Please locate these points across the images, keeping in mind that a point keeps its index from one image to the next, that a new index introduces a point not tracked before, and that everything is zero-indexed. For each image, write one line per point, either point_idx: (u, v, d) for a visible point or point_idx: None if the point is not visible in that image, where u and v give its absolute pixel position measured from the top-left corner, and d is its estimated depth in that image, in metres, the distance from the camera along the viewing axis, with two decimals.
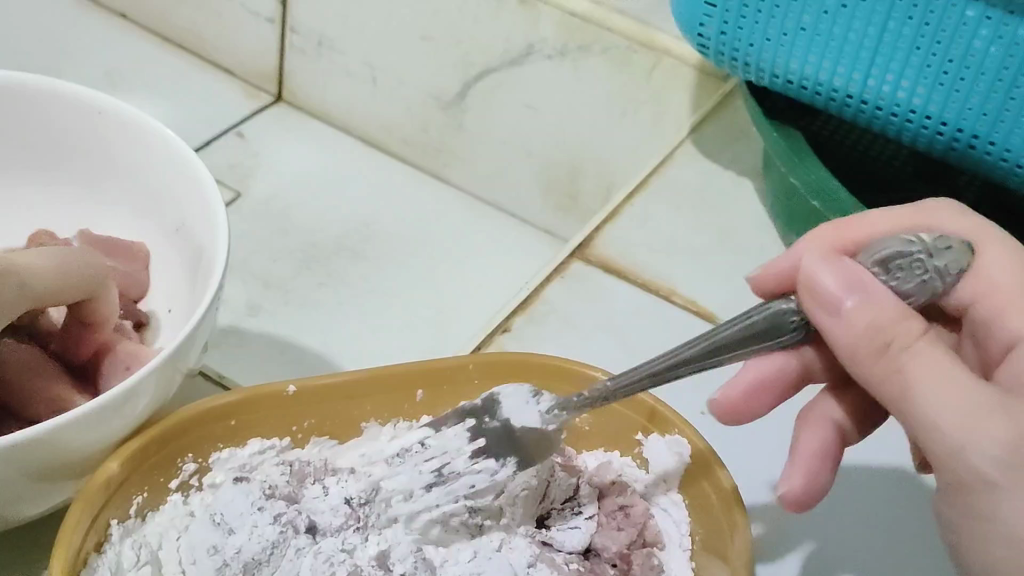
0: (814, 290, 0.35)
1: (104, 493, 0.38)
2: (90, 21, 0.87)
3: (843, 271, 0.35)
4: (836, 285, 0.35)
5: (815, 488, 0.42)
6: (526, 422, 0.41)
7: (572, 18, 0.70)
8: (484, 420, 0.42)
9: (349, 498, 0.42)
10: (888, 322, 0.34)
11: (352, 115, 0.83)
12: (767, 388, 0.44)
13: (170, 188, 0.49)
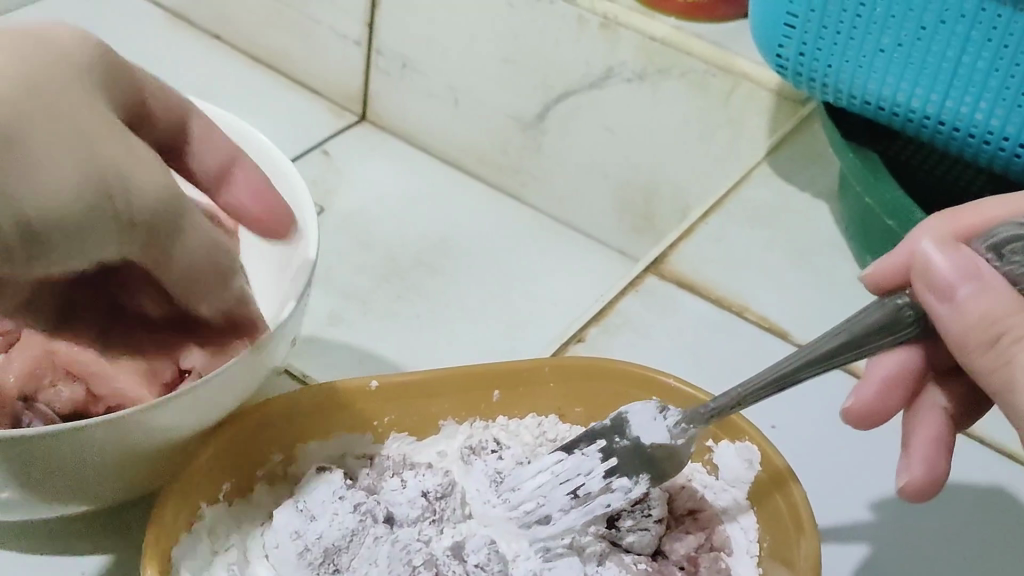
0: (929, 277, 0.36)
1: (191, 478, 0.39)
2: (188, 43, 0.91)
3: (958, 261, 0.35)
4: (951, 274, 0.35)
5: (935, 478, 0.42)
6: (655, 439, 0.43)
7: (653, 42, 0.71)
8: (614, 440, 0.43)
9: (426, 492, 0.44)
10: (1004, 312, 0.34)
11: (432, 135, 0.85)
12: (899, 384, 0.44)
13: (265, 190, 0.52)
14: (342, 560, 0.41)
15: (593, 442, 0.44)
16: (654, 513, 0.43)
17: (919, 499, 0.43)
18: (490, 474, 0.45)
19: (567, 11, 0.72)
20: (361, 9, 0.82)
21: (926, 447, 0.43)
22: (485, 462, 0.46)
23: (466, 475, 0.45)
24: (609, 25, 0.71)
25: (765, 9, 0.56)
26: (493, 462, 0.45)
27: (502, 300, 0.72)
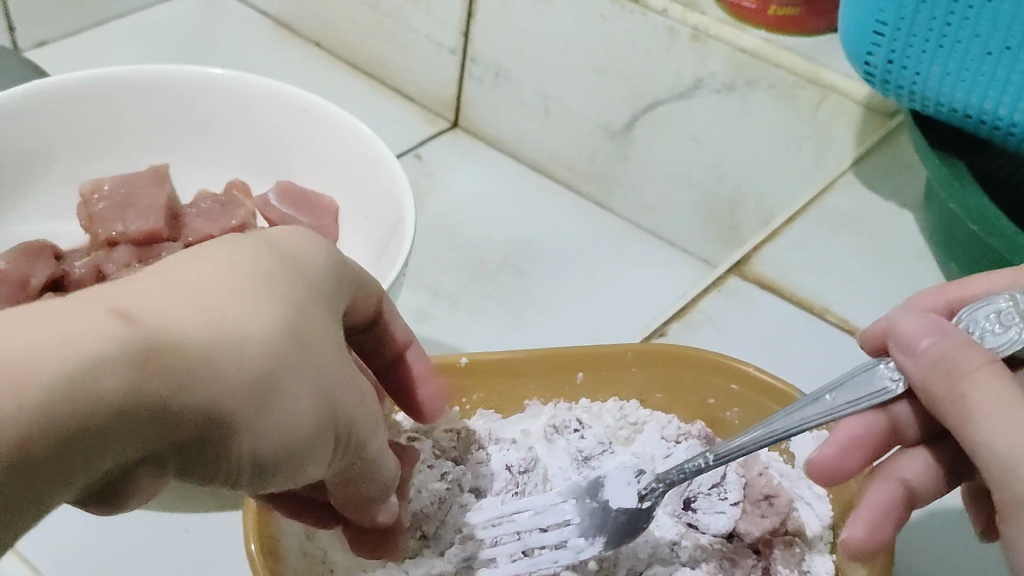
0: (898, 337, 0.37)
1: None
2: (293, 52, 0.95)
3: (925, 320, 0.37)
4: (916, 328, 0.36)
5: (878, 539, 0.41)
6: (624, 500, 0.45)
7: (741, 53, 0.69)
8: (587, 499, 0.46)
9: (509, 466, 0.49)
10: (952, 353, 0.35)
11: (521, 142, 0.87)
12: (860, 448, 0.44)
13: (366, 178, 0.56)
14: (430, 526, 0.46)
15: (574, 497, 0.46)
16: (728, 497, 0.47)
17: (857, 557, 0.41)
18: (571, 452, 0.49)
19: (658, 22, 0.70)
20: (455, 19, 0.83)
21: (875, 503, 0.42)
22: (567, 440, 0.50)
23: (549, 452, 0.50)
24: (699, 36, 0.69)
25: (854, 19, 0.57)
26: (574, 440, 0.50)
27: (586, 301, 0.73)
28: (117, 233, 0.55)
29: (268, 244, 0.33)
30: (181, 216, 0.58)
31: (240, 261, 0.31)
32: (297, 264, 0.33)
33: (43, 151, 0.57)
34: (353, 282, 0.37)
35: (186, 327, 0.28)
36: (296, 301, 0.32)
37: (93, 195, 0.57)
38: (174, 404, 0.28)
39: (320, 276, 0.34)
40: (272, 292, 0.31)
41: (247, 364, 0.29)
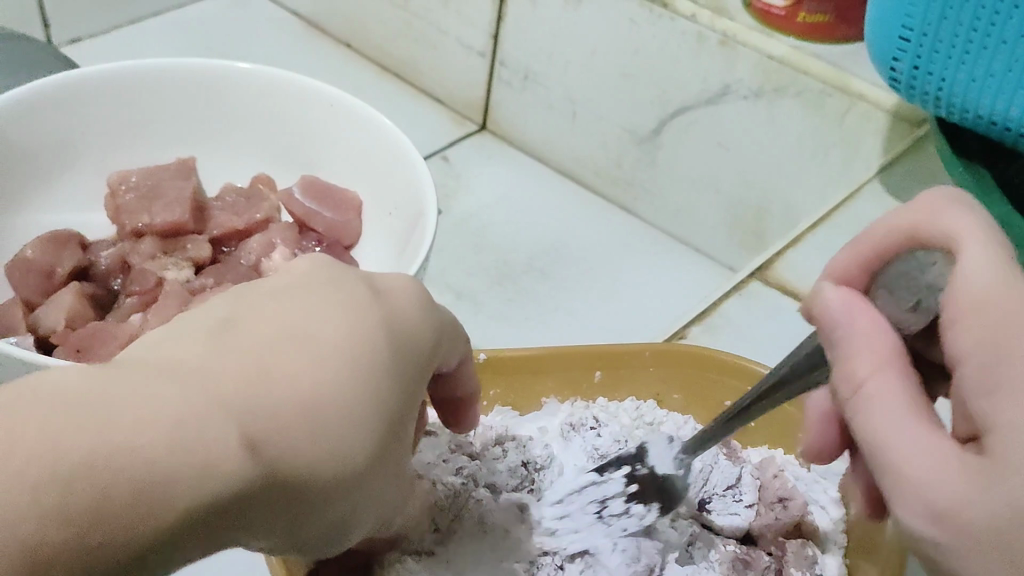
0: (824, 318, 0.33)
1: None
2: (324, 53, 0.96)
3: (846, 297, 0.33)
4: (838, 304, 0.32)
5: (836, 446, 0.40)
6: (663, 466, 0.47)
7: (769, 60, 0.68)
8: (637, 467, 0.48)
9: (526, 462, 0.49)
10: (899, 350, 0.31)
11: (548, 146, 0.87)
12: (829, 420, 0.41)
13: (391, 176, 0.57)
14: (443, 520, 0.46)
15: (620, 467, 0.48)
16: (744, 499, 0.48)
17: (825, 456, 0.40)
18: (588, 450, 0.50)
19: (686, 27, 0.70)
20: (485, 22, 0.84)
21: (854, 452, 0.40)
22: (583, 437, 0.50)
23: (565, 449, 0.50)
24: (727, 42, 0.69)
25: (880, 19, 0.56)
26: (592, 439, 0.50)
27: (610, 305, 0.73)
28: (143, 224, 0.56)
29: (387, 313, 0.35)
30: (207, 209, 0.59)
31: (367, 337, 0.34)
32: (408, 336, 0.36)
33: (75, 142, 0.58)
34: (446, 339, 0.39)
35: (318, 419, 0.31)
36: (406, 382, 0.35)
37: (121, 185, 0.57)
38: (254, 513, 0.31)
39: (423, 347, 0.37)
40: (389, 376, 0.34)
41: (338, 485, 0.32)
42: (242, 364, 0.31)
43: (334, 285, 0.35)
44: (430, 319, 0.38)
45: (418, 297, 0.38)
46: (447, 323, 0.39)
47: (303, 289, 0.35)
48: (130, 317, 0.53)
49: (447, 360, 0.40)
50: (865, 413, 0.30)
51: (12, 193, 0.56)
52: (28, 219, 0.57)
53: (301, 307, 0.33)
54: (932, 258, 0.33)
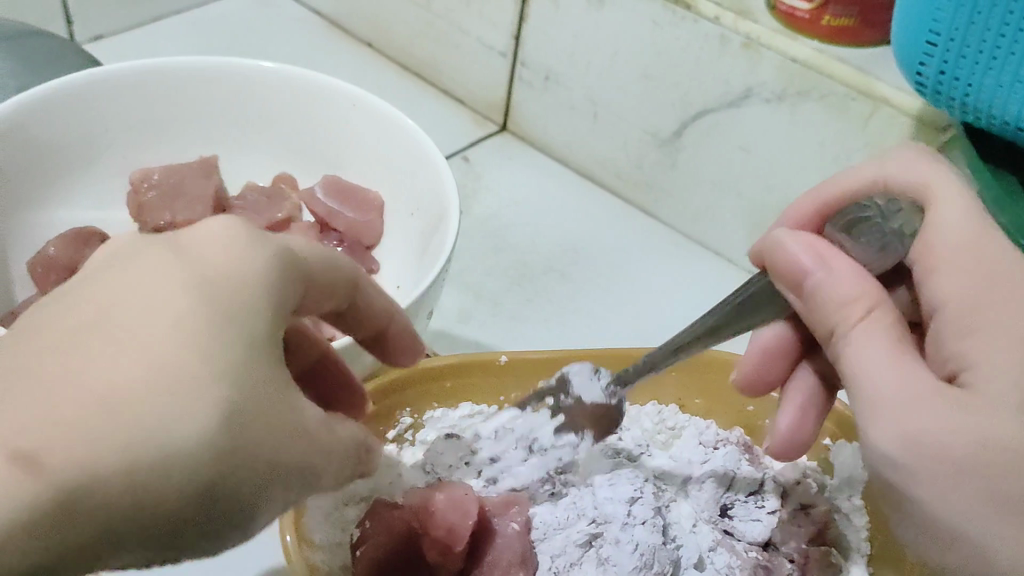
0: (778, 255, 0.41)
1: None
2: (345, 53, 0.96)
3: (807, 248, 0.40)
4: (806, 257, 0.40)
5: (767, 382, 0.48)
6: (593, 398, 0.50)
7: (793, 63, 0.67)
8: (562, 398, 0.50)
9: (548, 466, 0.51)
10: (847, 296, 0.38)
11: (568, 148, 0.86)
12: (780, 354, 0.47)
13: (414, 177, 0.57)
14: None
15: (542, 400, 0.50)
16: (766, 506, 0.50)
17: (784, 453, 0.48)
18: (608, 452, 0.51)
19: (710, 29, 0.69)
20: (507, 23, 0.83)
21: (801, 383, 0.48)
22: (603, 441, 0.52)
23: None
24: (751, 44, 0.68)
25: (908, 20, 0.56)
26: (612, 441, 0.52)
27: (629, 309, 0.73)
28: (165, 222, 0.56)
29: (205, 269, 0.32)
30: (228, 207, 0.59)
31: (181, 305, 0.31)
32: (244, 277, 0.32)
33: (100, 139, 0.58)
34: (309, 275, 0.36)
35: (146, 407, 0.29)
36: (248, 337, 0.32)
37: (143, 183, 0.57)
38: (88, 525, 0.29)
39: (272, 283, 0.33)
40: (224, 341, 0.31)
41: (176, 470, 0.29)
42: (30, 394, 0.29)
43: (140, 260, 0.32)
44: (274, 250, 0.34)
45: (255, 235, 0.34)
46: (309, 259, 0.36)
47: (104, 276, 0.32)
48: None
49: (318, 307, 0.38)
50: (860, 347, 0.37)
51: (37, 190, 0.56)
52: (53, 216, 0.57)
53: (111, 296, 0.31)
54: (897, 206, 0.44)
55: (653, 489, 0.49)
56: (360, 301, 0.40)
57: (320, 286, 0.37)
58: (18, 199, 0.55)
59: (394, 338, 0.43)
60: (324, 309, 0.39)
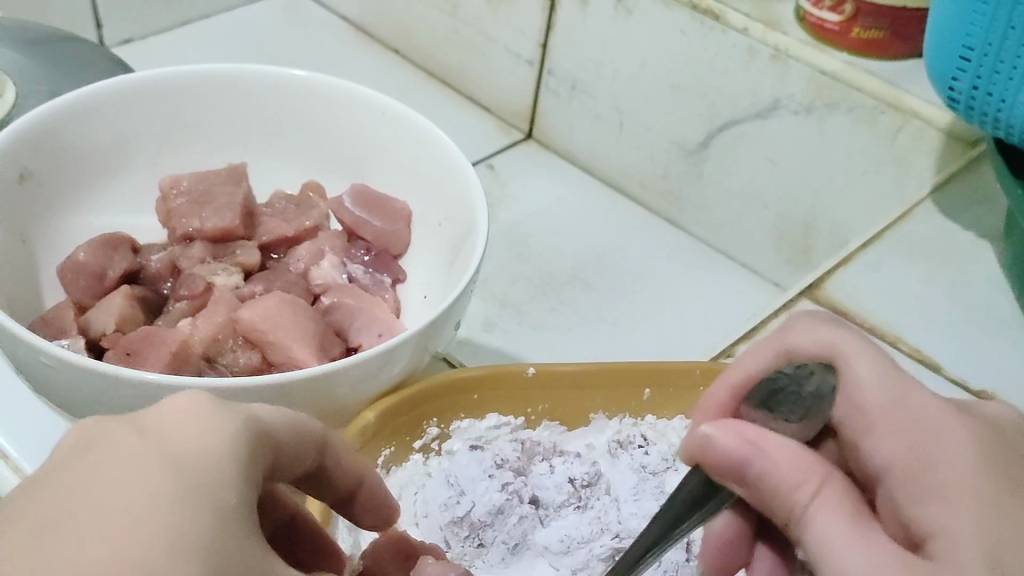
0: (710, 453, 0.37)
1: (360, 438, 0.47)
2: (372, 59, 0.96)
3: (733, 431, 0.37)
4: (732, 445, 0.37)
5: (731, 567, 0.44)
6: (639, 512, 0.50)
7: (821, 75, 0.66)
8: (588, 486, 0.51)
9: (572, 479, 0.51)
10: (795, 480, 0.36)
11: (593, 157, 0.86)
12: (740, 540, 0.44)
13: (443, 186, 0.57)
14: (487, 534, 0.49)
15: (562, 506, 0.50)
16: None
17: None
18: (635, 467, 0.51)
19: (738, 40, 0.68)
20: (535, 31, 0.83)
21: (763, 560, 0.45)
22: (631, 455, 0.52)
23: (613, 467, 0.52)
24: (780, 57, 0.67)
25: (944, 21, 0.55)
26: (640, 457, 0.52)
27: (654, 320, 0.72)
28: (192, 229, 0.56)
29: (168, 447, 0.30)
30: (256, 214, 0.59)
31: (149, 488, 0.28)
32: (210, 457, 0.30)
33: (127, 146, 0.58)
34: (277, 442, 0.33)
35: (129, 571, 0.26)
36: (222, 502, 0.29)
37: (172, 191, 0.58)
38: None
39: (240, 458, 0.31)
40: (194, 504, 0.28)
41: None
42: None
43: (98, 443, 0.29)
44: (239, 422, 0.31)
45: (218, 408, 0.32)
46: (276, 428, 0.33)
47: (57, 477, 0.28)
48: (179, 322, 0.53)
49: (297, 466, 0.35)
50: (823, 527, 0.35)
51: (67, 194, 0.56)
52: (82, 221, 0.57)
53: (69, 487, 0.28)
54: (807, 369, 0.41)
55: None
56: (328, 461, 0.37)
57: (286, 452, 0.34)
58: (47, 204, 0.55)
59: (364, 500, 0.40)
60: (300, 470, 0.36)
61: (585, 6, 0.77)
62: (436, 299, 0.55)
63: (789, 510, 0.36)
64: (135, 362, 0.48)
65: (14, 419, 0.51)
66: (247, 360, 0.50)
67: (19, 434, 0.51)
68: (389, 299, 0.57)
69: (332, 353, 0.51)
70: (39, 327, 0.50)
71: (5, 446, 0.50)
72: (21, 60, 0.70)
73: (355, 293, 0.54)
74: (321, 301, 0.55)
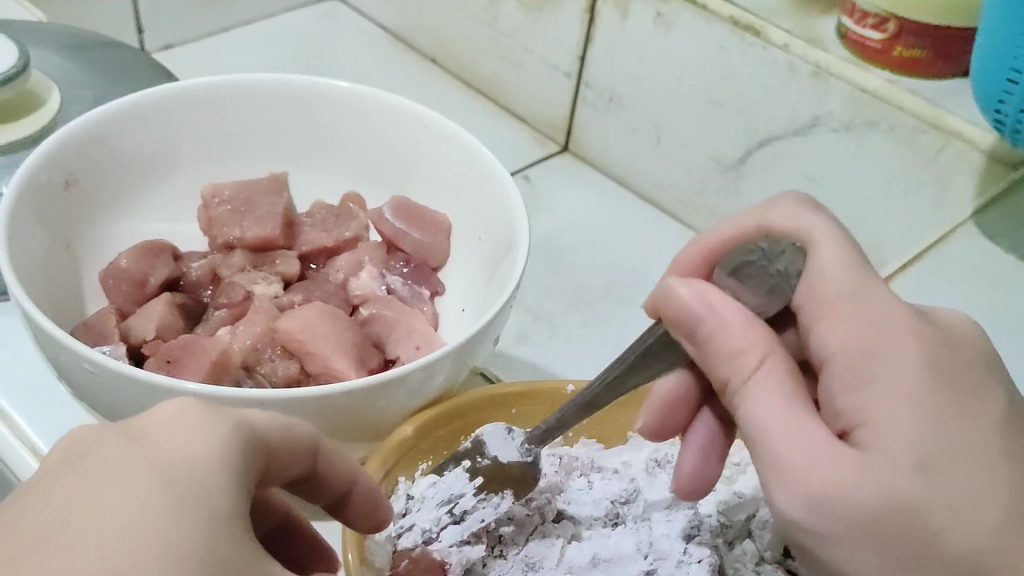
0: (675, 308, 0.41)
1: (397, 452, 0.48)
2: (410, 68, 0.96)
3: (699, 291, 0.40)
4: (688, 297, 0.40)
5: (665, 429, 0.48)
6: (508, 456, 0.50)
7: (862, 94, 0.65)
8: (477, 460, 0.50)
9: (611, 497, 0.51)
10: (744, 347, 0.38)
11: (628, 171, 0.85)
12: (679, 403, 0.47)
13: (485, 200, 0.57)
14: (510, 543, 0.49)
15: (458, 463, 0.50)
16: None
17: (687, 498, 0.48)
18: (672, 486, 0.52)
19: (779, 57, 0.68)
20: (574, 42, 0.82)
21: (700, 429, 0.48)
22: (669, 474, 0.52)
23: (650, 484, 0.52)
24: (820, 74, 0.66)
25: (993, 37, 0.54)
26: (677, 475, 0.52)
27: None
28: (233, 238, 0.57)
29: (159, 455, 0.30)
30: (296, 223, 0.59)
31: (141, 504, 0.28)
32: (200, 461, 0.30)
33: (170, 152, 0.59)
34: (267, 445, 0.33)
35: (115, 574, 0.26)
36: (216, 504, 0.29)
37: (214, 200, 0.58)
38: None
39: (233, 462, 0.30)
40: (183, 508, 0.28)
41: None
42: None
43: (98, 458, 0.30)
44: (230, 425, 0.31)
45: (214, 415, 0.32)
46: (267, 430, 0.33)
47: (54, 492, 0.29)
48: (219, 331, 0.53)
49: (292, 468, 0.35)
50: (756, 401, 0.38)
51: (106, 201, 0.56)
52: (121, 227, 0.58)
53: (61, 501, 0.28)
54: (780, 247, 0.41)
55: (712, 529, 0.51)
56: (321, 465, 0.37)
57: (286, 454, 0.34)
58: (86, 209, 0.55)
59: (358, 502, 0.40)
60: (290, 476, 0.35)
61: (624, 19, 0.77)
62: (475, 313, 0.55)
63: (729, 380, 0.39)
64: (176, 371, 0.48)
65: (53, 422, 0.52)
66: (285, 370, 0.51)
67: (58, 439, 0.51)
68: (427, 312, 0.57)
69: (371, 365, 0.51)
70: (81, 331, 0.51)
71: (45, 451, 0.50)
72: (67, 65, 0.70)
73: (394, 305, 0.55)
74: (360, 312, 0.55)
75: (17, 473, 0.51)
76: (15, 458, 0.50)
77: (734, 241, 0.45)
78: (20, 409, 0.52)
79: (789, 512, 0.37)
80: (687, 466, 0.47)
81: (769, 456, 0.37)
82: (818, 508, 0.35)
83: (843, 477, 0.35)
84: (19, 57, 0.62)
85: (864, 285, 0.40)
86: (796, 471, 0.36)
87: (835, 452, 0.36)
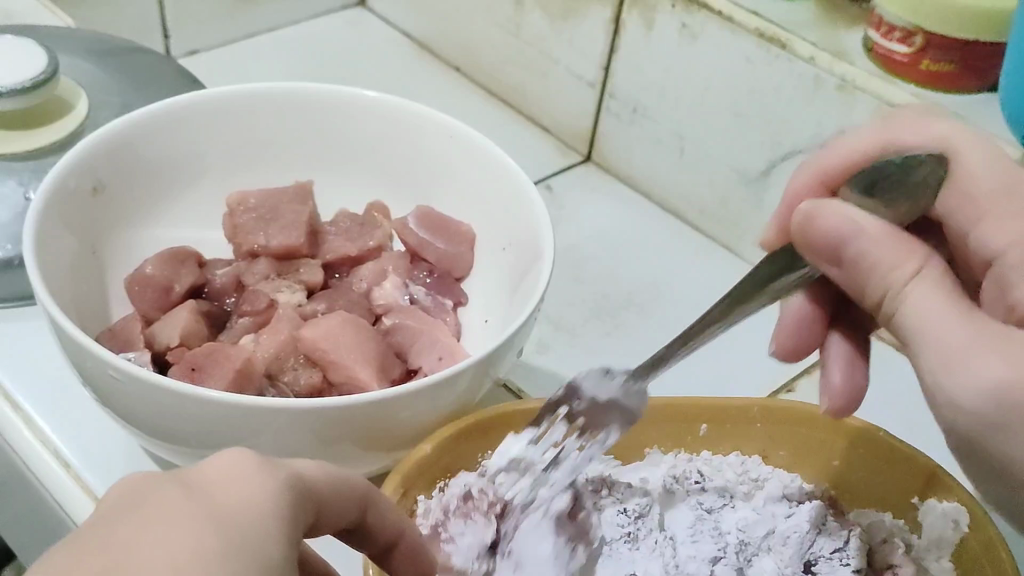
0: (812, 224, 0.40)
1: (415, 470, 0.47)
2: (432, 76, 0.97)
3: (834, 214, 0.40)
4: (830, 223, 0.40)
5: (801, 349, 0.52)
6: (607, 390, 0.49)
7: (889, 107, 0.64)
8: (572, 403, 0.49)
9: (624, 510, 0.52)
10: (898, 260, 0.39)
11: (652, 182, 0.85)
12: (807, 322, 0.51)
13: (509, 212, 0.57)
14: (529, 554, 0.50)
15: (553, 412, 0.49)
16: (852, 563, 0.51)
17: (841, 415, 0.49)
18: (692, 504, 0.53)
19: (805, 69, 0.67)
20: (599, 52, 0.82)
21: (835, 342, 0.51)
22: (688, 493, 0.53)
23: (670, 502, 0.53)
24: (846, 87, 0.66)
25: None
26: (698, 496, 0.53)
27: None
28: (258, 246, 0.57)
29: (213, 500, 0.30)
30: (319, 232, 0.60)
31: (196, 543, 0.28)
32: (252, 512, 0.30)
33: (197, 159, 0.59)
34: (317, 500, 0.33)
35: None
36: (264, 555, 0.29)
37: (239, 207, 0.58)
38: None
39: (282, 513, 0.30)
40: (235, 556, 0.28)
41: None
42: None
43: (148, 496, 0.30)
44: (283, 480, 0.31)
45: (265, 464, 0.32)
46: (315, 482, 0.33)
47: (105, 521, 0.29)
48: (243, 338, 0.53)
49: (336, 519, 0.34)
50: (915, 298, 0.38)
51: (132, 207, 0.57)
52: (145, 233, 0.58)
53: (115, 538, 0.28)
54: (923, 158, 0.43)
55: (735, 549, 0.51)
56: (370, 517, 0.36)
57: (330, 506, 0.34)
58: (112, 216, 0.55)
59: (403, 556, 0.39)
60: (337, 526, 0.35)
61: (650, 29, 0.77)
62: (498, 324, 0.55)
63: (883, 289, 0.39)
64: (201, 378, 0.48)
65: (76, 429, 0.52)
66: (307, 379, 0.51)
67: (80, 442, 0.51)
68: (450, 322, 0.57)
69: (393, 374, 0.51)
70: (107, 338, 0.51)
71: (69, 455, 0.51)
72: (94, 71, 0.71)
73: (417, 315, 0.55)
74: (383, 322, 0.55)
75: (37, 477, 0.51)
76: (36, 460, 0.51)
77: (847, 160, 0.47)
78: (44, 413, 0.52)
79: (960, 407, 0.37)
80: (839, 377, 0.49)
81: (930, 349, 0.38)
82: (999, 401, 0.36)
83: (1004, 377, 0.35)
84: (48, 63, 0.63)
85: (1018, 178, 0.43)
86: (963, 363, 0.36)
87: (987, 328, 0.37)
